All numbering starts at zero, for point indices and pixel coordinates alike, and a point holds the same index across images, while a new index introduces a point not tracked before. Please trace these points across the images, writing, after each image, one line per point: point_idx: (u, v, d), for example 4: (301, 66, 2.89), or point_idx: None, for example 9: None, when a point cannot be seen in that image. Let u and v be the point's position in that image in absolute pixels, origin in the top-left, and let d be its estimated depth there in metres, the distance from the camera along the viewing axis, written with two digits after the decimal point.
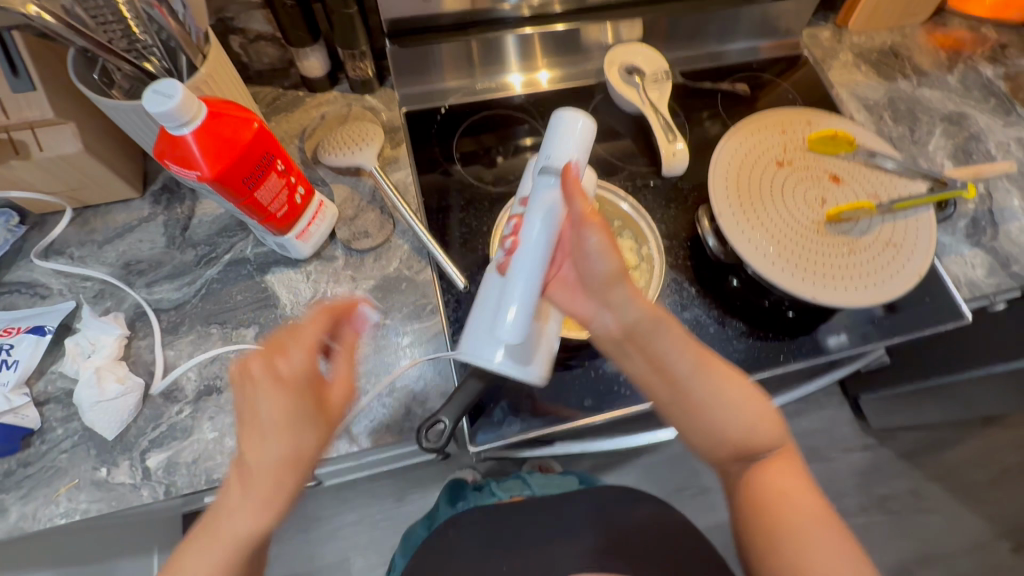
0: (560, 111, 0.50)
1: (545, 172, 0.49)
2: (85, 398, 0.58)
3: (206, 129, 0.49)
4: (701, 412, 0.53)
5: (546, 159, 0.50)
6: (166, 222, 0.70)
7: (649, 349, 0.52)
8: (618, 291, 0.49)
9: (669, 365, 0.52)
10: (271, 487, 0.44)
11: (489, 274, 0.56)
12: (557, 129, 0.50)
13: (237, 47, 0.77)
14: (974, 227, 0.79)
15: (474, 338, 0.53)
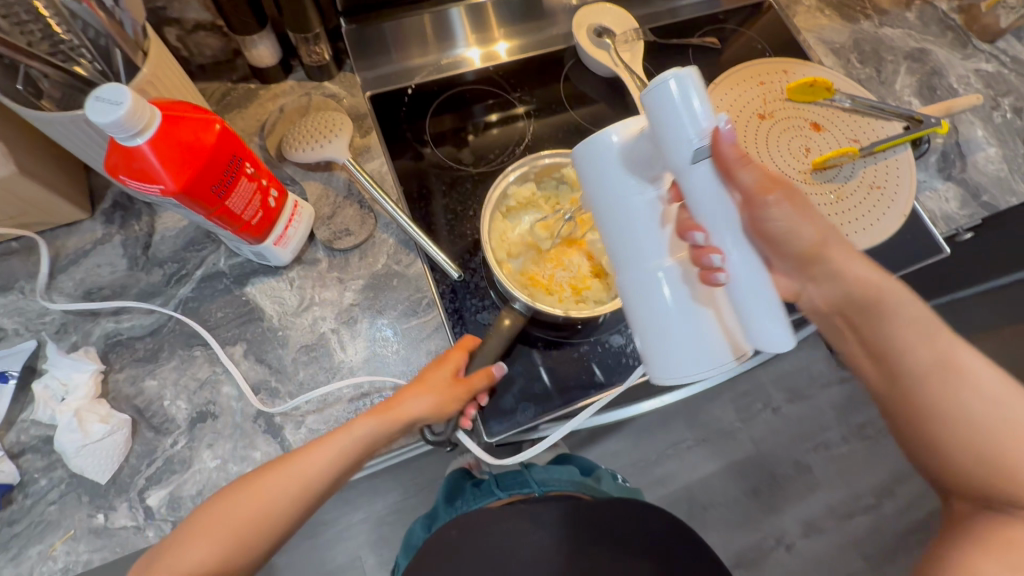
0: (662, 78, 0.40)
1: (701, 154, 0.42)
2: (68, 443, 0.54)
3: (164, 135, 0.44)
4: (992, 403, 0.51)
5: (696, 138, 0.41)
6: (124, 242, 0.64)
7: (899, 321, 0.53)
8: (822, 267, 0.53)
9: (927, 339, 0.53)
10: (272, 505, 0.50)
11: (641, 287, 0.48)
12: (671, 99, 0.40)
13: (174, 41, 0.70)
14: (945, 161, 0.81)
15: (697, 357, 0.47)
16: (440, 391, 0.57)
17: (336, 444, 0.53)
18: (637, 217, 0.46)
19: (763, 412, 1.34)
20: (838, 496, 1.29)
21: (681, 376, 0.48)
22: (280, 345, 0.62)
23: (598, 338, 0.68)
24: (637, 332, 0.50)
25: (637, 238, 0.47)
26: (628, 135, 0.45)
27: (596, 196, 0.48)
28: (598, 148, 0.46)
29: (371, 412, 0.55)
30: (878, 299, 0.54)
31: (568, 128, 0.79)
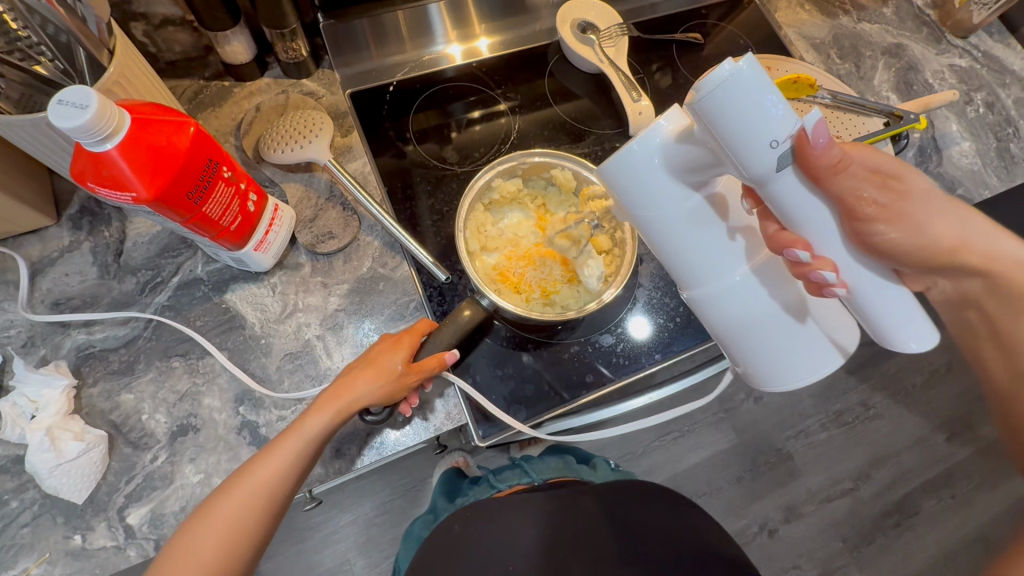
0: (717, 72, 0.36)
1: (783, 159, 0.39)
2: (40, 464, 0.51)
3: (134, 140, 0.42)
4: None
5: (775, 143, 0.38)
6: (94, 249, 0.61)
7: (1015, 306, 0.56)
8: (950, 266, 0.54)
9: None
10: (251, 511, 0.50)
11: (729, 298, 0.49)
12: (733, 101, 0.36)
13: (140, 37, 0.66)
14: (921, 155, 0.83)
15: (793, 355, 0.50)
16: (392, 375, 0.54)
17: (289, 448, 0.51)
18: (716, 231, 0.47)
19: (746, 402, 1.36)
20: (819, 481, 1.32)
21: (783, 374, 0.51)
22: (263, 353, 0.60)
23: (588, 338, 0.68)
24: (729, 339, 0.52)
25: (719, 254, 0.47)
26: (676, 143, 0.43)
27: (657, 213, 0.46)
28: (646, 163, 0.44)
29: (322, 407, 0.52)
30: (1012, 282, 0.56)
31: (553, 125, 0.78)
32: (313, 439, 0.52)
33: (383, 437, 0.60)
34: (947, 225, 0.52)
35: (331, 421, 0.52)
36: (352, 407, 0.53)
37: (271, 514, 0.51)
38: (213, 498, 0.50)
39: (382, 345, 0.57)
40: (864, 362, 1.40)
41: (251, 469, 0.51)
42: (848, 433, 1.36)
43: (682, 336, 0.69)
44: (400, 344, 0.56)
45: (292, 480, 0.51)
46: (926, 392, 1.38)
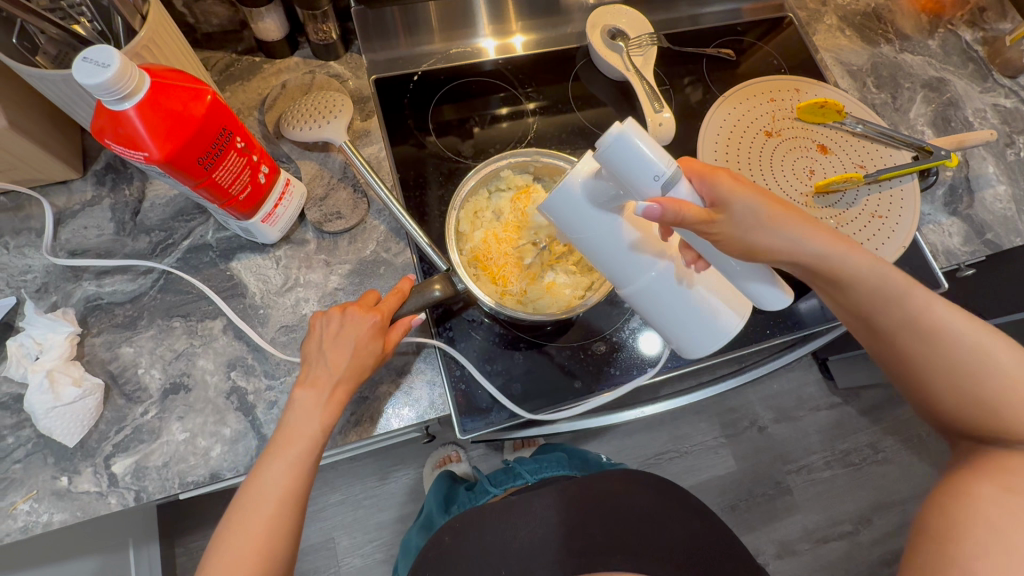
0: (609, 134, 0.42)
1: (668, 184, 0.44)
2: (37, 405, 0.53)
3: (151, 103, 0.43)
4: (979, 352, 0.51)
5: (660, 177, 0.43)
6: (114, 206, 0.64)
7: (884, 291, 0.52)
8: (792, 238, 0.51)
9: (904, 301, 0.52)
10: (284, 505, 0.50)
11: (649, 293, 0.52)
12: (626, 155, 0.42)
13: (180, 7, 0.69)
14: (952, 195, 0.80)
15: (713, 331, 0.53)
16: (372, 360, 0.55)
17: (296, 447, 0.52)
18: (624, 242, 0.49)
19: (748, 429, 1.33)
20: (816, 519, 1.28)
21: (708, 349, 0.55)
22: (260, 323, 0.61)
23: (582, 344, 0.68)
24: (658, 326, 0.55)
25: (630, 259, 0.50)
26: (586, 179, 0.47)
27: (584, 236, 0.49)
28: (563, 201, 0.47)
29: (310, 399, 0.53)
30: (857, 278, 0.52)
31: (572, 130, 0.78)
32: (317, 430, 0.53)
33: (371, 417, 0.61)
34: (773, 229, 0.50)
35: (331, 412, 0.53)
36: (342, 394, 0.54)
37: (301, 512, 0.52)
38: (233, 516, 0.49)
39: (357, 331, 0.55)
40: (876, 402, 1.35)
41: (265, 476, 0.51)
42: (854, 475, 1.31)
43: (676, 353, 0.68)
44: (375, 331, 0.55)
45: (311, 472, 0.52)
46: (938, 442, 1.33)
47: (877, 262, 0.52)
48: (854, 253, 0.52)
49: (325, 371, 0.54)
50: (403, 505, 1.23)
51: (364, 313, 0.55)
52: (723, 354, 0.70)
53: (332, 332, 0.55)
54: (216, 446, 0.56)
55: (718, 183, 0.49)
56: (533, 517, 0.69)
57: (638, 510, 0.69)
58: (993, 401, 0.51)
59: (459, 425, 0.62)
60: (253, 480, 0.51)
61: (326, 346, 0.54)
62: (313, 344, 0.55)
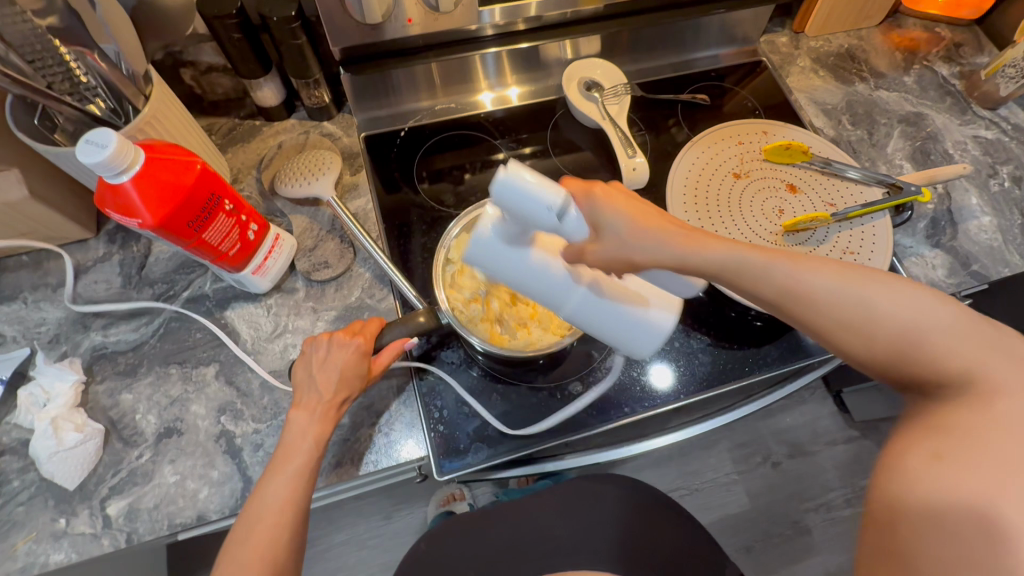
0: (497, 179, 0.39)
1: (565, 214, 0.41)
2: (42, 449, 0.57)
3: (145, 175, 0.49)
4: (892, 322, 0.47)
5: (555, 210, 0.40)
6: (122, 261, 0.70)
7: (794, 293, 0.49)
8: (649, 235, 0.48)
9: (810, 298, 0.49)
10: (285, 521, 0.53)
11: (584, 312, 0.50)
12: (515, 198, 0.39)
13: (188, 80, 0.76)
14: (934, 227, 0.80)
15: (648, 332, 0.51)
16: (359, 384, 0.59)
17: (294, 463, 0.55)
18: (539, 271, 0.47)
19: (760, 466, 1.29)
20: (837, 562, 1.22)
21: (649, 347, 0.53)
22: (249, 369, 0.65)
23: (559, 387, 0.69)
24: (598, 335, 0.53)
25: (551, 285, 0.48)
26: (494, 221, 0.45)
27: (505, 275, 0.48)
28: (478, 249, 0.46)
29: (306, 415, 0.57)
30: (753, 280, 0.49)
31: (550, 176, 0.82)
32: (312, 446, 0.56)
33: (353, 458, 0.63)
34: (643, 236, 0.47)
35: (325, 428, 0.57)
36: (333, 412, 0.58)
37: (303, 522, 0.55)
38: (240, 530, 0.53)
39: (341, 357, 0.59)
40: (892, 436, 1.31)
41: (266, 491, 0.54)
42: None
43: (654, 394, 0.69)
44: (358, 355, 0.60)
45: (309, 486, 0.56)
46: None
47: (768, 259, 0.49)
48: (718, 245, 0.49)
49: (315, 395, 0.58)
50: (407, 545, 1.23)
51: (348, 338, 0.60)
52: (703, 392, 0.70)
53: (319, 357, 0.59)
54: (203, 488, 0.59)
55: (592, 198, 0.47)
56: (505, 522, 0.69)
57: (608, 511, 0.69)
58: (924, 368, 0.47)
59: (437, 468, 0.64)
60: (256, 498, 0.54)
61: (314, 370, 0.59)
62: (302, 371, 0.60)
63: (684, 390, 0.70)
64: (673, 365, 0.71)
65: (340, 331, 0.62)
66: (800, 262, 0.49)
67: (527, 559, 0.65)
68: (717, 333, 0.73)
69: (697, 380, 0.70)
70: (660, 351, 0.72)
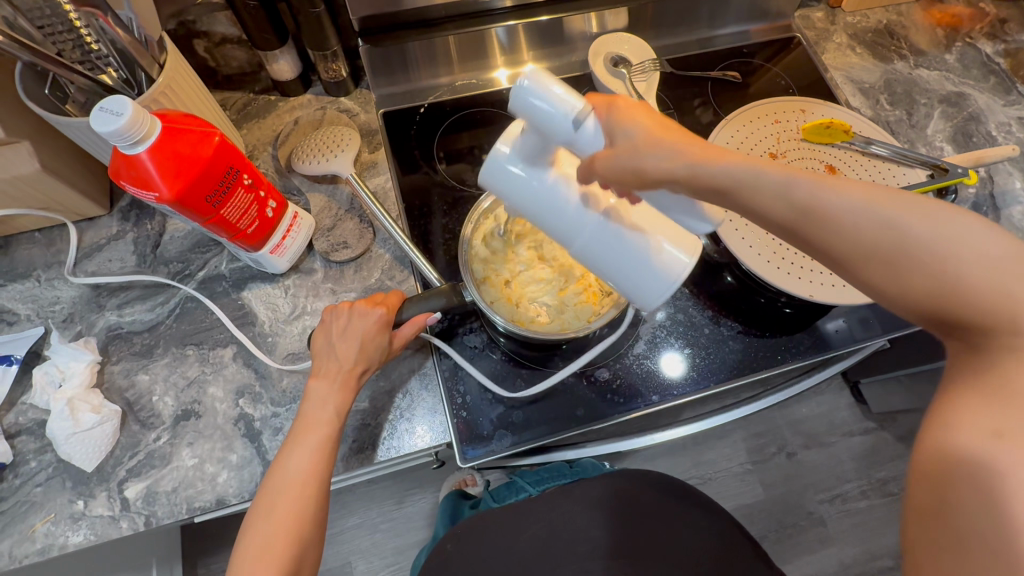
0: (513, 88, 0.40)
1: (579, 120, 0.40)
2: (59, 431, 0.56)
3: (162, 146, 0.47)
4: (955, 271, 0.34)
5: (568, 114, 0.39)
6: (136, 239, 0.68)
7: (830, 219, 0.36)
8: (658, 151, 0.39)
9: (846, 225, 0.36)
10: (308, 495, 0.52)
11: (591, 247, 0.47)
12: (532, 103, 0.40)
13: (202, 52, 0.73)
14: (976, 213, 0.75)
15: (658, 279, 0.46)
16: (379, 352, 0.58)
17: (315, 435, 0.54)
18: (550, 197, 0.46)
19: (776, 455, 1.27)
20: (853, 553, 1.21)
21: (658, 296, 0.48)
22: (267, 351, 0.63)
23: (585, 373, 0.67)
24: (607, 278, 0.49)
25: (559, 211, 0.46)
26: (516, 142, 0.45)
27: (517, 203, 0.47)
28: (491, 168, 0.46)
29: (326, 383, 0.56)
30: (738, 191, 0.38)
31: None
32: (332, 417, 0.55)
33: (371, 444, 0.61)
34: (652, 146, 0.40)
35: (343, 400, 0.56)
36: (353, 382, 0.57)
37: (326, 493, 0.53)
38: (262, 503, 0.51)
39: (362, 326, 0.57)
40: (911, 428, 1.28)
41: (288, 465, 0.53)
42: (893, 505, 1.24)
43: (681, 382, 0.67)
44: (379, 325, 0.57)
45: (333, 457, 0.54)
46: None
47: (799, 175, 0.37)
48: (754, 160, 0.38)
49: (335, 363, 0.56)
50: (420, 529, 1.22)
51: (370, 308, 0.58)
52: (733, 381, 0.67)
53: (339, 327, 0.57)
54: (223, 472, 0.58)
55: (610, 105, 0.42)
56: (537, 522, 0.65)
57: (647, 512, 0.64)
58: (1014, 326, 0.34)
59: (461, 454, 0.62)
60: (277, 469, 0.52)
61: (334, 340, 0.57)
62: (322, 340, 0.57)
63: (713, 379, 0.67)
64: (702, 352, 0.69)
65: (362, 301, 0.60)
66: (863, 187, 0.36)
67: (564, 562, 0.60)
68: (749, 320, 0.70)
69: (727, 369, 0.68)
70: (689, 338, 0.69)
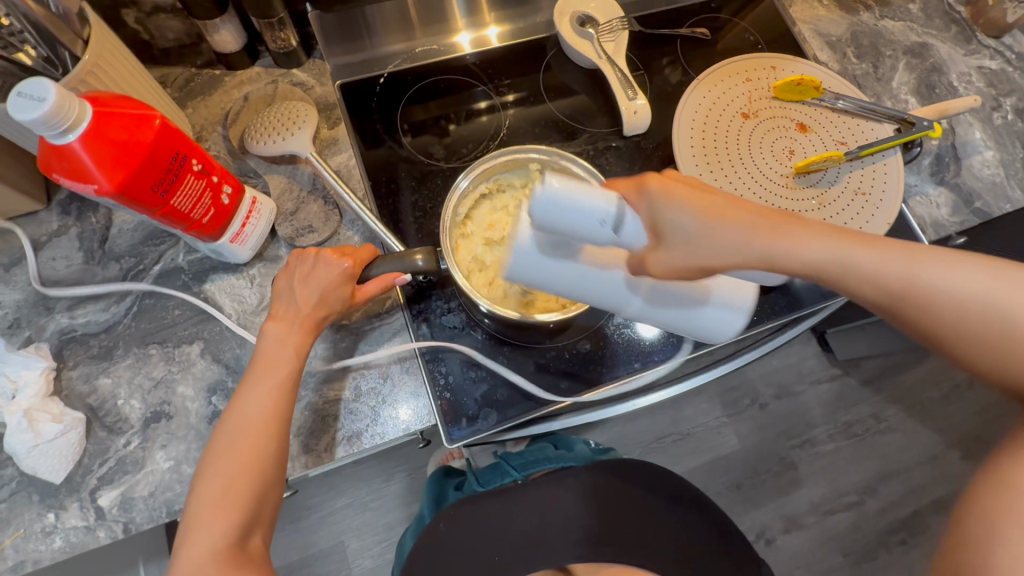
0: (539, 195, 0.38)
1: (619, 224, 0.40)
2: (18, 445, 0.52)
3: (95, 133, 0.42)
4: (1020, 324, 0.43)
5: (606, 221, 0.39)
6: (81, 235, 0.63)
7: (917, 292, 0.44)
8: (735, 227, 0.43)
9: (879, 277, 0.45)
10: (268, 434, 0.51)
11: (651, 310, 0.51)
12: (565, 213, 0.38)
13: (133, 23, 0.66)
14: (939, 164, 0.76)
15: (730, 325, 0.52)
16: (341, 305, 0.56)
17: (274, 374, 0.52)
18: (598, 278, 0.47)
19: (750, 407, 1.32)
20: (822, 493, 1.28)
21: (734, 330, 0.53)
22: (237, 345, 0.61)
23: (566, 342, 0.67)
24: (671, 327, 0.54)
25: (610, 287, 0.48)
26: (534, 231, 0.44)
27: (555, 284, 0.48)
28: (521, 263, 0.45)
29: (282, 324, 0.54)
30: (814, 268, 0.45)
31: (546, 123, 0.76)
32: (293, 355, 0.54)
33: (354, 434, 0.60)
34: (714, 235, 0.43)
35: (304, 340, 0.54)
36: (312, 324, 0.55)
37: (288, 433, 0.52)
38: (221, 440, 0.50)
39: (325, 276, 0.55)
40: (875, 372, 1.34)
41: (248, 400, 0.51)
42: (858, 446, 1.30)
43: (661, 348, 0.68)
44: (343, 278, 0.55)
45: (293, 397, 0.53)
46: (942, 408, 1.32)
47: (827, 237, 0.44)
48: (806, 237, 0.44)
49: (295, 306, 0.55)
50: (410, 504, 1.23)
51: (336, 258, 0.56)
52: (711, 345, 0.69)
53: (303, 271, 0.56)
54: None
55: (649, 198, 0.41)
56: (530, 506, 0.65)
57: (641, 499, 0.66)
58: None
59: (448, 438, 0.61)
60: (234, 408, 0.51)
61: (297, 283, 0.55)
62: (285, 281, 0.56)
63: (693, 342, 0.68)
64: None
65: (330, 249, 0.58)
66: (871, 243, 0.45)
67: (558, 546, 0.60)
68: None
69: None
70: None
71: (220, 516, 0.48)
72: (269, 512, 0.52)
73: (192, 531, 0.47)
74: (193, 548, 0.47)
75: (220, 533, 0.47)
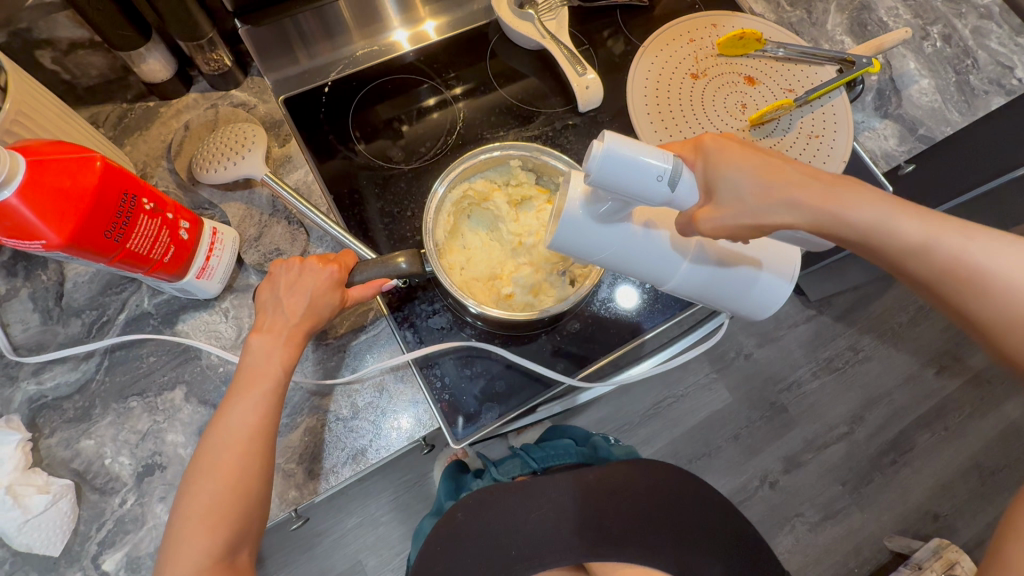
0: (596, 154, 0.42)
1: (674, 180, 0.43)
2: (7, 524, 0.50)
3: (32, 185, 0.40)
4: None
5: (663, 176, 0.43)
6: (32, 295, 0.59)
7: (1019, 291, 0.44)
8: (841, 197, 0.45)
9: (928, 255, 0.45)
10: (250, 453, 0.49)
11: (692, 278, 0.53)
12: (621, 170, 0.42)
13: (51, 64, 0.62)
14: (881, 98, 0.78)
15: (779, 285, 0.53)
16: (330, 311, 0.54)
17: (258, 387, 0.51)
18: (650, 241, 0.50)
19: (735, 359, 1.36)
20: (815, 429, 1.33)
21: (775, 305, 0.55)
22: (221, 382, 0.58)
23: (556, 326, 0.67)
24: (720, 302, 0.55)
25: (659, 255, 0.51)
26: (585, 200, 0.47)
27: (603, 253, 0.50)
28: (570, 228, 0.48)
29: (268, 335, 0.53)
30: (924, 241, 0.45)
31: (501, 109, 0.75)
32: (280, 369, 0.52)
33: (360, 451, 0.59)
34: (765, 196, 0.45)
35: (291, 352, 0.53)
36: (300, 336, 0.53)
37: (273, 451, 0.51)
38: (204, 460, 0.49)
39: (313, 282, 0.54)
40: (845, 307, 1.39)
41: (231, 418, 0.50)
42: (840, 379, 1.36)
43: (647, 314, 0.68)
44: (331, 283, 0.54)
45: (278, 412, 0.51)
46: (912, 331, 1.37)
47: (882, 203, 0.45)
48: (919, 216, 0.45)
49: (282, 317, 0.53)
50: (422, 512, 1.23)
51: (322, 264, 0.55)
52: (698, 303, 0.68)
53: (288, 280, 0.54)
54: None
55: (706, 154, 0.46)
56: (547, 500, 0.62)
57: (661, 501, 0.62)
58: None
59: (453, 435, 0.61)
60: (219, 424, 0.50)
61: (282, 293, 0.54)
62: (268, 293, 0.54)
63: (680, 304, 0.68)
64: None
65: (315, 256, 0.56)
66: (928, 219, 0.45)
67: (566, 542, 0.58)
68: None
69: None
70: None
71: (202, 540, 0.46)
72: (258, 531, 0.50)
73: (175, 554, 0.46)
74: (178, 567, 0.46)
75: (203, 552, 0.46)
